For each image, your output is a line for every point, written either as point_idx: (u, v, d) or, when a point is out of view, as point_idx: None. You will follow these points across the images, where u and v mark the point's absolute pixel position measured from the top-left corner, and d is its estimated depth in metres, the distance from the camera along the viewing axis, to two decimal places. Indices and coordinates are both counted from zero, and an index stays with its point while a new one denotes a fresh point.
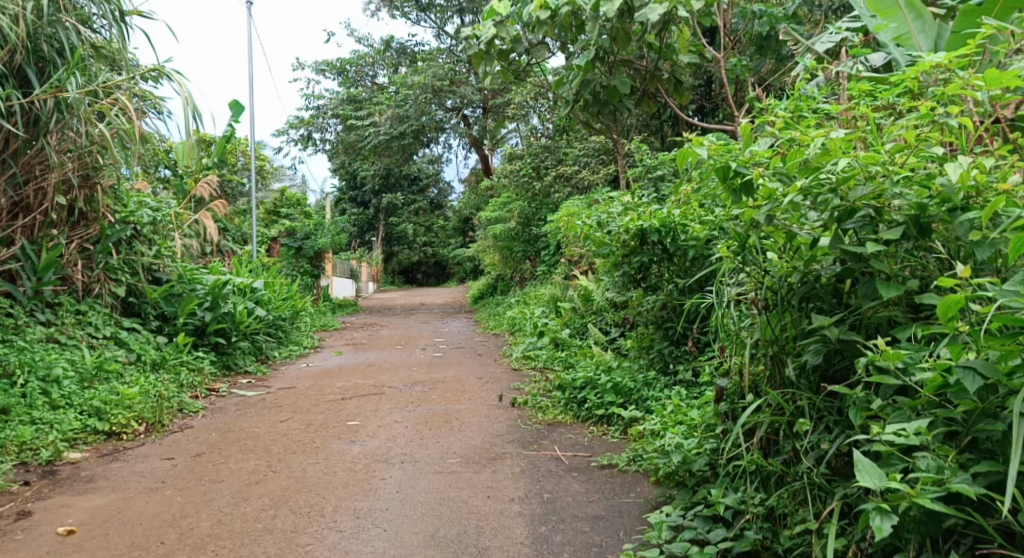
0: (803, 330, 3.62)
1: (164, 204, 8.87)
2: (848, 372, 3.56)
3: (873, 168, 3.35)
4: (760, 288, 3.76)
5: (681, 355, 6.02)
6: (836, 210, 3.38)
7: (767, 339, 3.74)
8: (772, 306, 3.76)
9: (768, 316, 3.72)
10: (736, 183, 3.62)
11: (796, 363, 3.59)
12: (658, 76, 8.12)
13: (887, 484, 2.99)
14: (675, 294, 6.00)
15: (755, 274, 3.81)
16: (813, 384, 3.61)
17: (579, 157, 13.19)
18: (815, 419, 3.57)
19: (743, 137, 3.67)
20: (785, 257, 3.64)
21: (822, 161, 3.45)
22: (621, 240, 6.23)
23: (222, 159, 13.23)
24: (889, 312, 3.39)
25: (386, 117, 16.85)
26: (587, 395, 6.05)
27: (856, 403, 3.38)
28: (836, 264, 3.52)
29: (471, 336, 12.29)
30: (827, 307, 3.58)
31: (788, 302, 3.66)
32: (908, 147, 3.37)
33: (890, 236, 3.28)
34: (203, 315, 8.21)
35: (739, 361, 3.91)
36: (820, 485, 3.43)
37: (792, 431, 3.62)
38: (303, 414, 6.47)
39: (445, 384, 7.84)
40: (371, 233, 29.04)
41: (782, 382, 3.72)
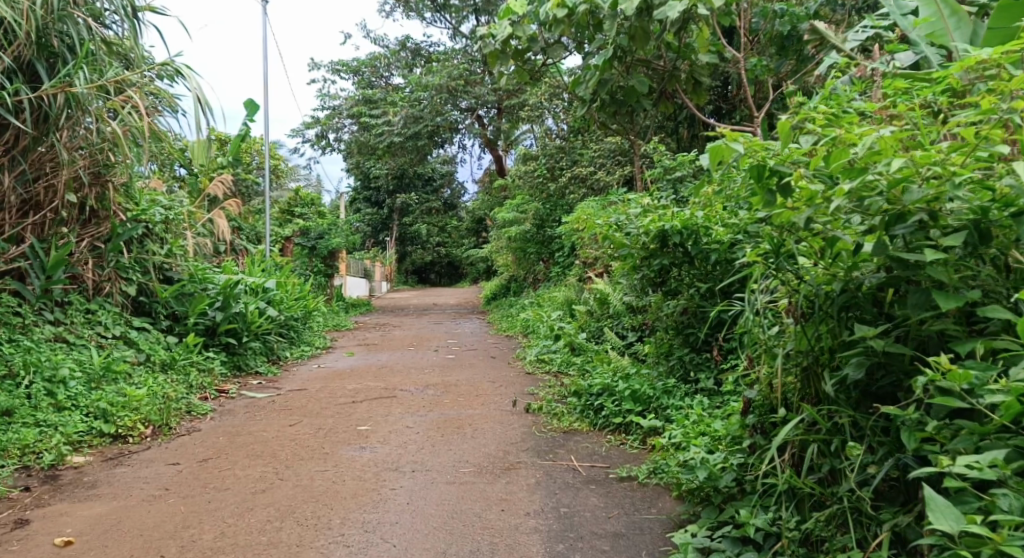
0: (844, 341, 3.45)
1: (177, 203, 8.73)
2: (893, 389, 3.38)
3: (929, 170, 3.14)
4: (797, 295, 3.59)
5: (703, 362, 5.85)
6: (887, 214, 3.19)
7: (802, 349, 3.60)
8: (811, 314, 3.59)
9: (805, 326, 3.54)
10: (773, 184, 3.40)
11: (837, 376, 3.41)
12: (676, 77, 7.94)
13: (967, 527, 2.78)
14: (698, 299, 5.84)
15: (790, 281, 3.65)
16: (854, 400, 3.44)
17: (594, 157, 13.00)
18: (856, 437, 3.41)
19: (783, 136, 3.37)
20: (824, 265, 3.47)
21: (869, 162, 3.19)
22: (640, 242, 5.96)
23: (236, 158, 13.10)
24: (942, 324, 3.20)
25: (400, 116, 16.71)
26: (604, 402, 5.88)
27: (907, 424, 3.18)
28: (879, 271, 3.35)
29: (484, 338, 12.14)
30: (872, 317, 3.41)
31: (825, 310, 3.49)
32: (967, 147, 3.11)
33: (951, 242, 3.08)
34: (214, 315, 8.08)
35: (770, 372, 3.78)
36: (862, 510, 3.28)
37: (831, 450, 3.46)
38: (313, 418, 6.32)
39: (458, 387, 7.68)
40: (385, 233, 28.96)
41: (820, 396, 3.55)
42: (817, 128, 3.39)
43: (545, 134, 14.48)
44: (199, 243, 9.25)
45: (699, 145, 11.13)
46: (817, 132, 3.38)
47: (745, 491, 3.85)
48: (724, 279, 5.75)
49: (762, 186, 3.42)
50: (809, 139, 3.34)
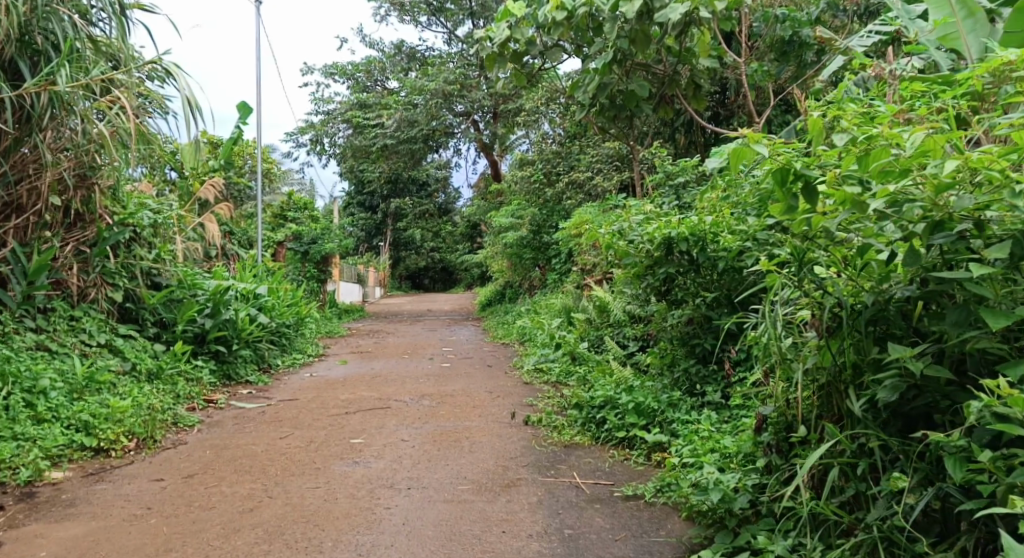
0: (874, 359, 3.29)
1: (166, 207, 8.51)
2: (926, 411, 3.23)
3: (978, 175, 2.98)
4: (821, 309, 3.41)
5: (710, 373, 5.65)
6: (925, 223, 3.03)
7: (825, 366, 3.40)
8: (835, 329, 3.43)
9: (831, 341, 3.39)
10: (800, 188, 3.24)
11: (867, 395, 3.26)
12: (676, 81, 7.75)
13: None
14: (705, 309, 5.66)
15: (813, 294, 3.46)
16: (886, 423, 3.29)
17: (592, 163, 12.81)
18: (885, 462, 3.27)
19: (814, 132, 3.26)
20: (852, 278, 3.32)
21: (916, 163, 3.04)
22: (644, 250, 5.76)
23: (228, 161, 12.88)
24: (991, 343, 3.01)
25: (394, 120, 16.50)
26: (607, 415, 5.67)
27: (952, 452, 3.03)
28: (912, 284, 3.20)
29: (479, 346, 11.93)
30: (900, 334, 3.28)
31: (852, 325, 3.32)
32: (1017, 151, 2.95)
33: (1001, 254, 2.91)
34: (204, 322, 7.86)
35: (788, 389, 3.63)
36: (894, 538, 3.10)
37: (857, 473, 3.32)
38: (305, 430, 6.11)
39: (455, 398, 7.48)
40: (379, 239, 28.78)
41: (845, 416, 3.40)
42: (851, 127, 3.28)
43: (541, 139, 14.28)
44: (187, 249, 9.04)
45: (698, 150, 10.96)
46: (852, 131, 3.26)
47: (760, 514, 3.67)
48: (731, 288, 5.57)
49: (788, 190, 3.26)
50: (842, 137, 3.25)
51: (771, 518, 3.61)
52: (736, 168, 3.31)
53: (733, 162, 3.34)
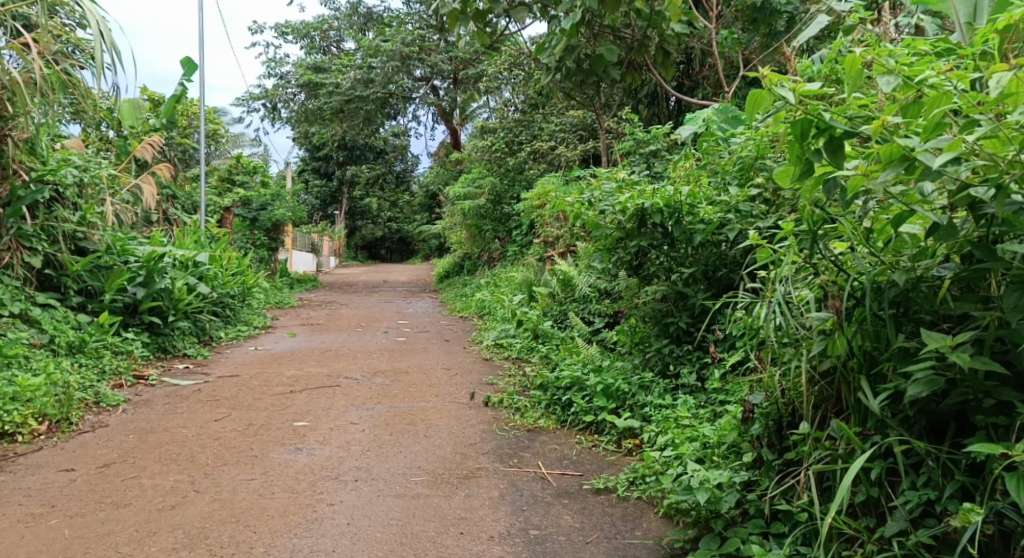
0: (899, 348, 2.98)
1: (92, 166, 8.19)
2: (957, 410, 2.93)
3: None
4: (839, 288, 3.13)
5: (686, 354, 5.17)
6: (986, 187, 2.68)
7: (838, 354, 3.10)
8: (851, 311, 3.12)
9: (849, 325, 3.08)
10: (822, 144, 2.83)
11: (890, 389, 2.98)
12: (646, 46, 7.31)
13: None
14: (680, 285, 5.18)
15: (830, 273, 3.16)
16: (909, 421, 2.99)
17: (555, 132, 12.31)
18: (908, 468, 2.95)
19: (852, 73, 2.81)
20: (880, 254, 3.02)
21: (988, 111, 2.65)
22: (616, 221, 5.25)
23: (171, 122, 12.22)
24: None
25: (349, 80, 15.83)
26: (573, 397, 5.24)
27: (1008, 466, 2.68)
28: (950, 263, 2.91)
29: (436, 319, 11.47)
30: (929, 320, 2.99)
31: (873, 308, 3.03)
32: None
33: None
34: (135, 291, 7.58)
35: (782, 380, 3.33)
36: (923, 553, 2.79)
37: (870, 478, 3.01)
38: (243, 411, 5.60)
39: (409, 375, 7.01)
40: (333, 207, 28.15)
41: (859, 414, 3.08)
42: (898, 69, 2.81)
43: (503, 106, 13.75)
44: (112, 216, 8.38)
45: (666, 120, 10.53)
46: (899, 72, 2.80)
47: (749, 516, 3.28)
48: (710, 262, 5.10)
49: (809, 146, 2.85)
50: (891, 80, 2.77)
51: (763, 521, 3.23)
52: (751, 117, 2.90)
53: (748, 110, 2.94)
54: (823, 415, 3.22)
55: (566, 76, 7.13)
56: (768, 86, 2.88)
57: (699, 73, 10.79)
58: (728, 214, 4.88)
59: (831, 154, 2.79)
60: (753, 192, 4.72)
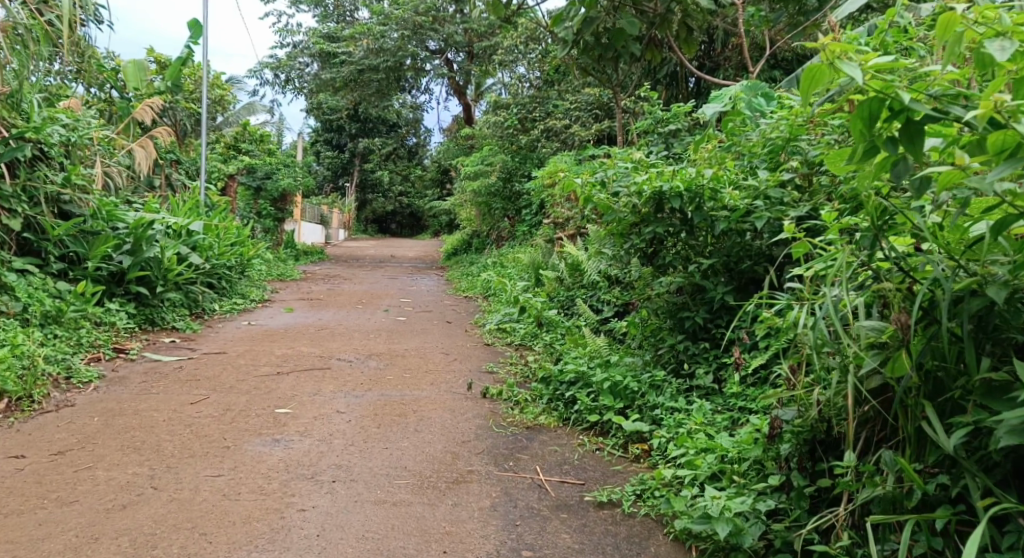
0: (979, 376, 2.67)
1: (81, 126, 7.86)
2: None
3: None
4: (908, 298, 2.82)
5: (703, 351, 4.70)
6: None
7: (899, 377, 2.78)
8: (921, 325, 2.81)
9: (910, 344, 2.80)
10: (898, 130, 2.53)
11: (965, 423, 2.66)
12: (669, 21, 6.86)
13: None
14: (697, 276, 4.73)
15: (898, 281, 2.84)
16: (987, 463, 2.70)
17: (570, 110, 11.83)
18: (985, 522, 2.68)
19: (945, 37, 2.45)
20: (964, 260, 2.70)
21: None
22: (630, 204, 4.81)
23: (178, 85, 11.84)
24: None
25: (361, 49, 15.36)
26: (578, 393, 4.83)
27: None
28: None
29: (440, 298, 11.08)
30: (1018, 341, 2.69)
31: (950, 326, 2.73)
32: None
33: None
34: (121, 260, 7.24)
35: (823, 397, 3.00)
36: None
37: (934, 527, 2.73)
38: (223, 393, 5.22)
39: (405, 359, 6.63)
40: (344, 178, 27.78)
41: (916, 447, 2.80)
42: (1006, 33, 2.43)
43: (518, 82, 13.30)
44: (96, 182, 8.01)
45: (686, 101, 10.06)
46: (1007, 35, 2.41)
47: (774, 549, 2.94)
48: (732, 252, 4.64)
49: (880, 132, 2.55)
50: (999, 47, 2.39)
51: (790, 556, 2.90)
52: (808, 98, 2.55)
53: (804, 86, 2.54)
54: (872, 443, 2.93)
55: (583, 50, 6.71)
56: (828, 60, 2.47)
57: (723, 52, 10.31)
58: (755, 198, 4.46)
59: (909, 142, 2.50)
60: (785, 176, 4.35)
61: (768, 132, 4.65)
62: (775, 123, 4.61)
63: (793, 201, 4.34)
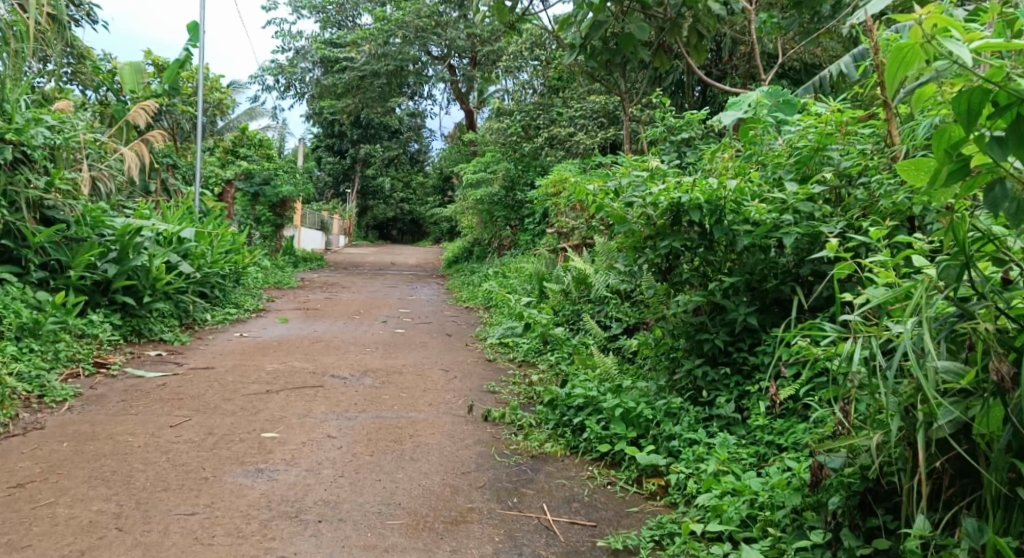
0: None
1: (67, 129, 7.55)
2: None
3: None
4: (992, 338, 2.65)
5: (723, 377, 4.35)
6: None
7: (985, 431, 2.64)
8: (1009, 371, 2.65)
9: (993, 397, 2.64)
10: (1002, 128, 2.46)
11: None
12: (679, 27, 6.55)
13: None
14: (718, 296, 4.38)
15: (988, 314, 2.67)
16: None
17: (575, 117, 11.44)
18: None
19: None
20: None
21: None
22: (644, 215, 4.46)
23: (174, 88, 11.53)
24: None
25: (362, 54, 15.04)
26: (587, 420, 4.48)
27: None
28: None
29: (441, 309, 10.73)
30: None
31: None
32: None
33: None
34: (106, 269, 6.94)
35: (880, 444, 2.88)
36: None
37: None
38: (207, 415, 4.88)
39: (402, 376, 6.29)
40: (345, 185, 27.48)
41: (1001, 507, 2.67)
42: None
43: (523, 88, 12.96)
44: (83, 186, 7.71)
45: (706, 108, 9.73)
46: None
47: None
48: (756, 270, 4.30)
49: (982, 130, 2.47)
50: None
51: None
52: (899, 80, 2.55)
53: (896, 67, 2.54)
54: (947, 500, 2.80)
55: (592, 56, 6.40)
56: (927, 39, 2.48)
57: (734, 59, 9.99)
58: (783, 213, 4.15)
59: (1014, 141, 2.42)
60: (817, 189, 4.08)
61: (795, 141, 4.34)
62: (803, 131, 4.30)
63: (824, 216, 4.10)
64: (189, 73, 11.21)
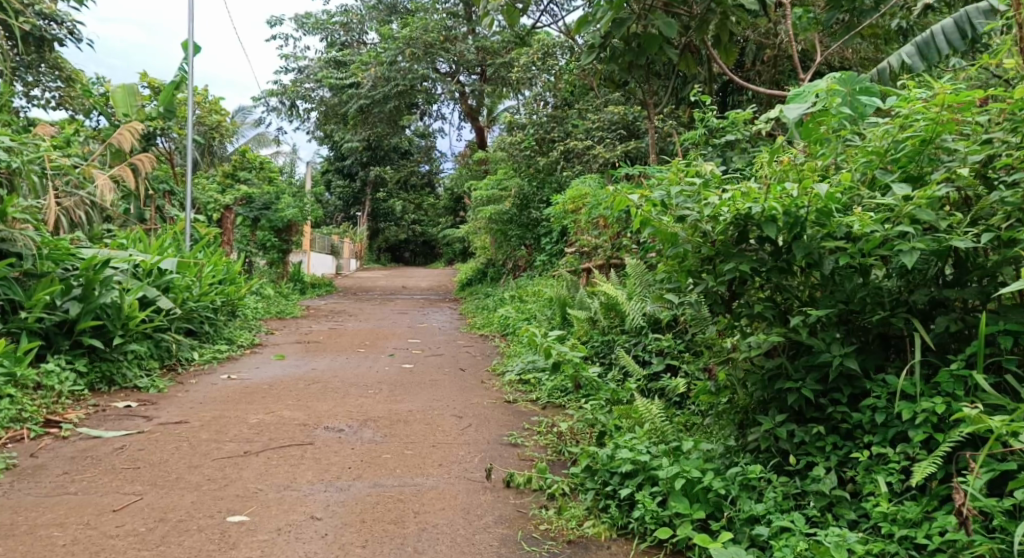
0: None
1: (26, 151, 6.67)
2: None
3: None
4: None
5: (816, 437, 3.41)
6: None
7: None
8: None
9: None
10: None
11: None
12: (708, 25, 5.51)
13: None
14: (803, 334, 3.42)
15: None
16: None
17: (591, 129, 10.36)
18: None
19: None
20: None
21: None
22: (699, 232, 3.55)
23: (170, 110, 10.50)
24: None
25: (368, 77, 14.20)
26: (639, 493, 3.55)
27: None
28: None
29: (454, 337, 9.83)
30: None
31: None
32: None
33: None
34: (68, 308, 6.04)
35: None
36: None
37: None
38: (167, 486, 4.00)
39: (407, 423, 5.33)
40: (357, 208, 26.78)
41: None
42: None
43: (535, 100, 11.77)
44: (48, 216, 6.89)
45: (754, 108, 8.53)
46: None
47: None
48: (854, 298, 3.39)
49: None
50: None
51: None
52: None
53: None
54: None
55: (612, 59, 5.50)
56: None
57: (758, 63, 8.97)
58: (892, 223, 3.31)
59: None
60: (940, 192, 3.19)
61: (892, 132, 3.44)
62: (903, 120, 3.39)
63: (949, 226, 3.25)
64: (190, 97, 10.19)
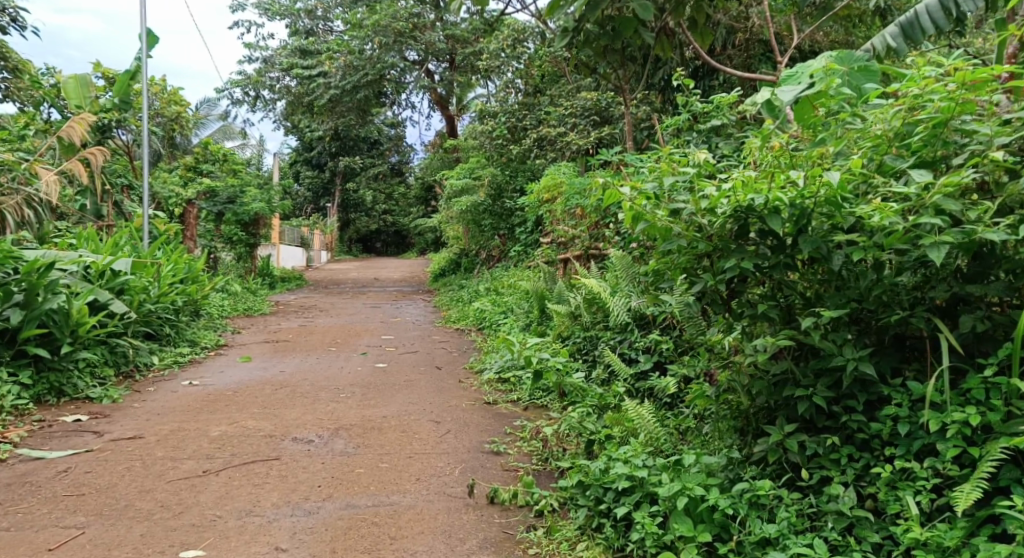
0: None
1: None
2: None
3: None
4: None
5: (830, 448, 3.12)
6: None
7: None
8: None
9: None
10: None
11: None
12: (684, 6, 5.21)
13: None
14: (812, 336, 3.12)
15: None
16: None
17: (565, 115, 9.99)
18: None
19: None
20: None
21: None
22: (697, 226, 3.23)
23: (126, 101, 9.80)
24: None
25: (336, 66, 13.73)
26: (637, 512, 3.24)
27: None
28: None
29: (427, 332, 9.48)
30: None
31: None
32: None
33: None
34: (10, 315, 5.62)
35: None
36: None
37: None
38: (115, 515, 3.64)
39: (380, 431, 4.99)
40: (326, 198, 26.22)
41: None
42: None
43: (505, 87, 11.39)
44: None
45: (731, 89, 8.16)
46: None
47: None
48: (868, 296, 3.10)
49: None
50: None
51: None
52: None
53: None
54: None
55: (587, 43, 5.13)
56: None
57: (729, 47, 8.38)
58: (911, 213, 3.01)
59: None
60: (965, 178, 2.90)
61: (904, 113, 3.13)
62: (915, 100, 3.08)
63: (973, 216, 2.95)
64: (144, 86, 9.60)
